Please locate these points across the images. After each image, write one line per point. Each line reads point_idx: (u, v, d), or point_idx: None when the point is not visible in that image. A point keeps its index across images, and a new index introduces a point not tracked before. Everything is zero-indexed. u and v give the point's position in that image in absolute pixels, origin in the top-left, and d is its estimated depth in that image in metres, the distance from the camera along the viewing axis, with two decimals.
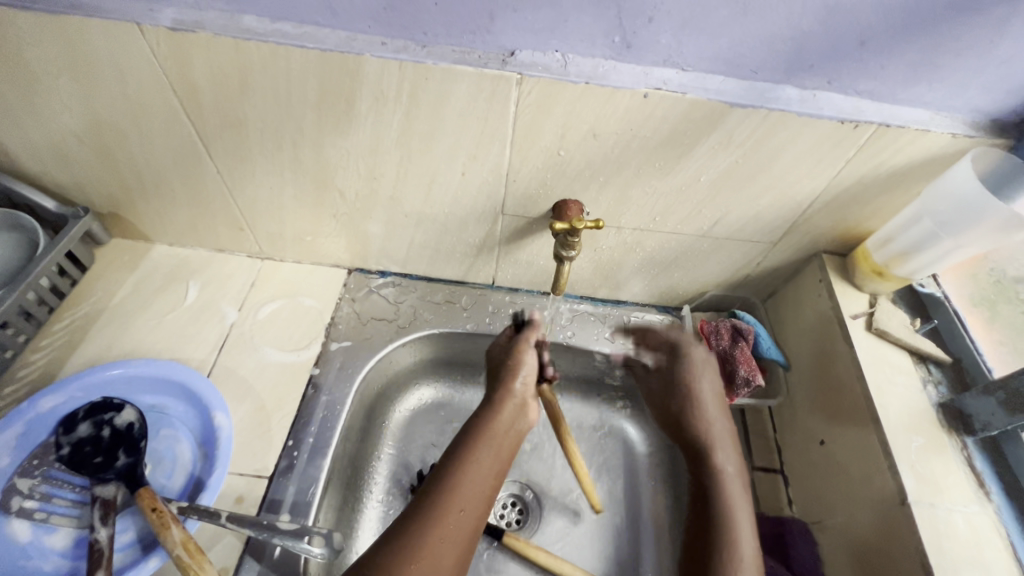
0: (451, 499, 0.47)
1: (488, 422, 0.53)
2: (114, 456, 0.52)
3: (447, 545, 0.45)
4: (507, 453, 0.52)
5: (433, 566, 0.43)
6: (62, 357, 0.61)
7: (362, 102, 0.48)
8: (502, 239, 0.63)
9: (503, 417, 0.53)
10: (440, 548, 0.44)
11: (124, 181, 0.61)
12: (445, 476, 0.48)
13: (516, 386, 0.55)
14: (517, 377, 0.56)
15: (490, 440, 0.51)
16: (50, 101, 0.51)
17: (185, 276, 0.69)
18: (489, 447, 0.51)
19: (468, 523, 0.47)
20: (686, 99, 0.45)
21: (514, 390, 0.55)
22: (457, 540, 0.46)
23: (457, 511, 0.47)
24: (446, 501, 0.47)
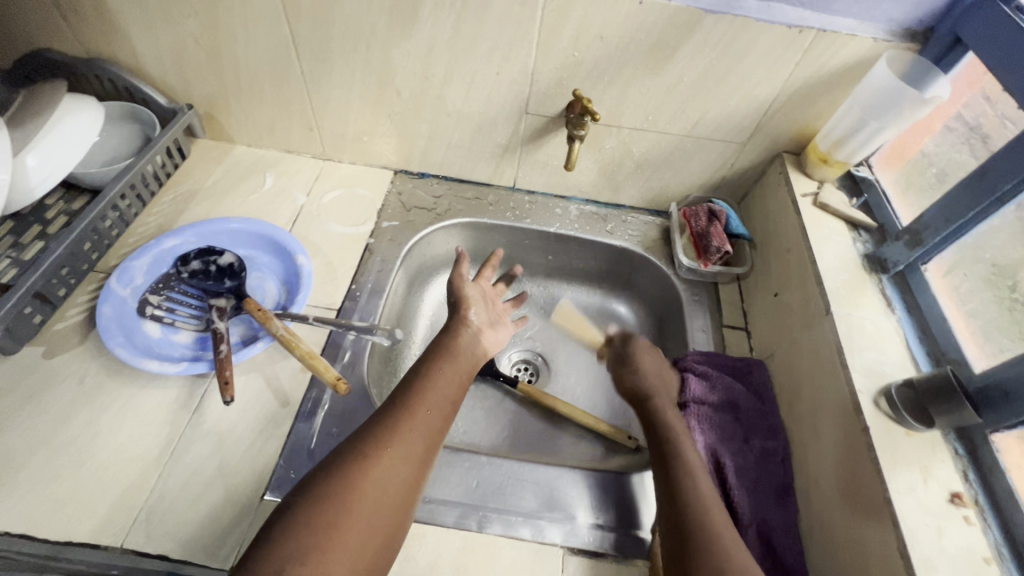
0: (419, 404, 0.53)
1: (450, 343, 0.63)
2: (222, 281, 0.66)
3: (417, 434, 0.51)
4: (468, 370, 0.61)
5: (406, 448, 0.49)
6: (171, 219, 0.76)
7: (424, 8, 0.63)
8: (525, 139, 0.78)
9: (464, 340, 0.64)
10: (411, 434, 0.50)
11: (223, 82, 0.76)
12: (414, 387, 0.55)
13: (470, 317, 0.68)
14: (472, 309, 0.69)
15: (453, 360, 0.61)
16: (181, 5, 0.66)
17: (262, 169, 0.84)
18: (453, 364, 0.60)
19: (434, 424, 0.53)
20: (670, 6, 0.60)
21: (470, 322, 0.68)
22: (426, 431, 0.51)
23: (425, 410, 0.53)
24: (415, 403, 0.53)
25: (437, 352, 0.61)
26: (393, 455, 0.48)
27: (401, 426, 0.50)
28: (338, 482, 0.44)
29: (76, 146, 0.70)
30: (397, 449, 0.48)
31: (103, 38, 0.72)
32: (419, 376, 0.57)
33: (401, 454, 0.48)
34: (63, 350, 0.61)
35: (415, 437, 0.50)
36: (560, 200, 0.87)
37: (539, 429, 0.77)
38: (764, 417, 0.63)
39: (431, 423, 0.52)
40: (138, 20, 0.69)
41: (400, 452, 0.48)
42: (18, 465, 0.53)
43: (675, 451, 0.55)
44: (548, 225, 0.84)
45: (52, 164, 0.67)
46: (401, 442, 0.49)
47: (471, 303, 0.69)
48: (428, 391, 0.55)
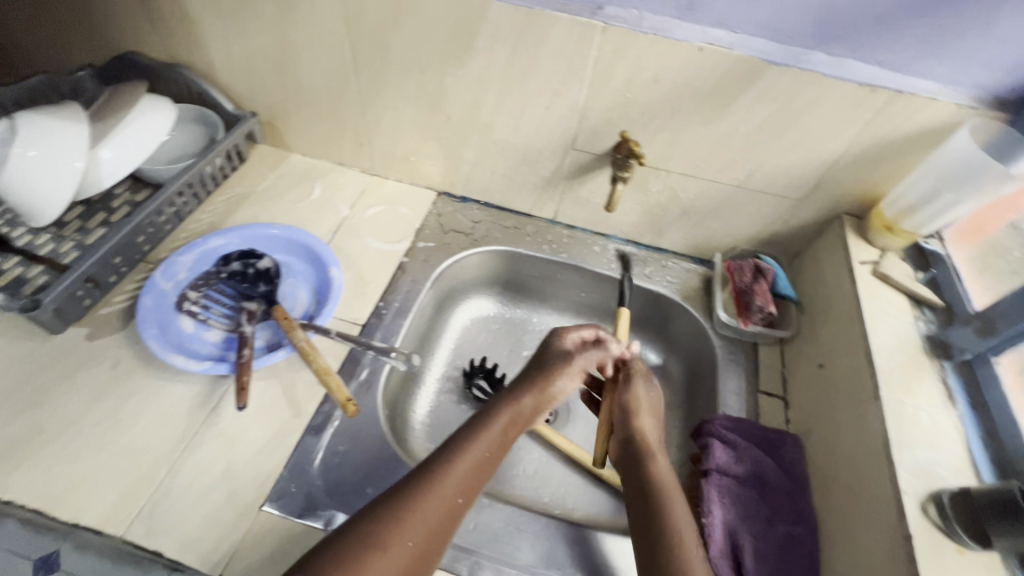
0: (439, 489, 0.47)
1: (505, 421, 0.55)
2: (257, 284, 0.69)
3: (421, 536, 0.44)
4: (501, 452, 0.54)
5: (403, 554, 0.43)
6: (222, 218, 0.79)
7: (480, 39, 0.63)
8: (569, 174, 0.77)
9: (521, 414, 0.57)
10: (415, 535, 0.44)
11: (287, 95, 0.80)
12: (425, 480, 0.47)
13: (552, 389, 0.59)
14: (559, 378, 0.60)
15: (495, 440, 0.54)
16: (256, 21, 0.70)
17: (312, 179, 0.87)
18: (490, 447, 0.53)
19: (448, 518, 0.46)
20: (731, 54, 0.57)
21: (548, 395, 0.59)
22: (432, 532, 0.45)
23: (436, 504, 0.46)
24: (421, 501, 0.46)
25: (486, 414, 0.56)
26: (386, 561, 0.42)
27: (399, 524, 0.44)
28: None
29: (131, 152, 0.73)
30: (395, 554, 0.42)
31: (185, 44, 0.77)
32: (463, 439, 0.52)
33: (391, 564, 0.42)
34: (104, 334, 0.64)
35: (415, 537, 0.44)
36: (600, 238, 0.85)
37: (549, 472, 0.74)
38: (792, 499, 0.58)
39: (443, 520, 0.46)
40: (218, 32, 0.73)
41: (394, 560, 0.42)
42: (44, 441, 0.56)
43: (665, 525, 0.50)
44: (585, 262, 0.82)
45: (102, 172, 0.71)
46: (392, 552, 0.42)
47: (564, 372, 0.60)
48: (447, 481, 0.48)
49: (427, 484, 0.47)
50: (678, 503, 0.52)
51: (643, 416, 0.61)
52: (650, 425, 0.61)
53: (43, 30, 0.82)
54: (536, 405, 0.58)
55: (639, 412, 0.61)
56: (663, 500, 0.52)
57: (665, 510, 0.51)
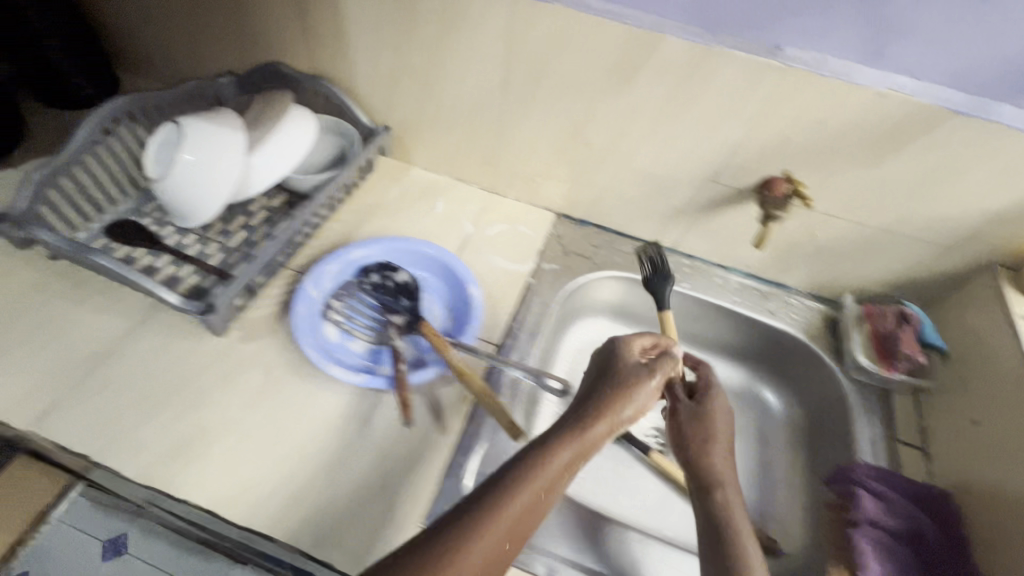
0: (497, 526, 0.42)
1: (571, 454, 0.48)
2: (399, 298, 0.69)
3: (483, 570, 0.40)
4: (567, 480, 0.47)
5: None
6: (352, 229, 0.81)
7: (645, 71, 0.64)
8: (702, 206, 0.77)
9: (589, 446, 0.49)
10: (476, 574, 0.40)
11: (424, 111, 0.81)
12: (484, 512, 0.42)
13: (622, 416, 0.51)
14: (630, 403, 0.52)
15: (562, 469, 0.47)
16: (414, 41, 0.72)
17: (435, 194, 0.88)
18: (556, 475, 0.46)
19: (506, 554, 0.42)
20: (915, 102, 0.56)
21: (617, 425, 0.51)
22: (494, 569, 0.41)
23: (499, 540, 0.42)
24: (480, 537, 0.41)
25: (560, 437, 0.48)
26: None
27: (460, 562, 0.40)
28: None
29: (273, 164, 0.75)
30: None
31: (333, 58, 0.79)
32: (534, 466, 0.46)
33: None
34: (255, 339, 0.66)
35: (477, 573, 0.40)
36: (719, 268, 0.84)
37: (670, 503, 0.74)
38: (952, 560, 0.56)
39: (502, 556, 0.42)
40: (370, 49, 0.75)
41: None
42: (209, 441, 0.58)
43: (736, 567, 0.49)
44: (706, 294, 0.82)
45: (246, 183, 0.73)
46: None
47: (635, 400, 0.52)
48: (508, 516, 0.43)
49: (489, 519, 0.42)
50: (745, 537, 0.51)
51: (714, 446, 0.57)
52: (718, 456, 0.57)
53: (192, 36, 0.85)
54: (606, 433, 0.50)
55: (715, 436, 0.58)
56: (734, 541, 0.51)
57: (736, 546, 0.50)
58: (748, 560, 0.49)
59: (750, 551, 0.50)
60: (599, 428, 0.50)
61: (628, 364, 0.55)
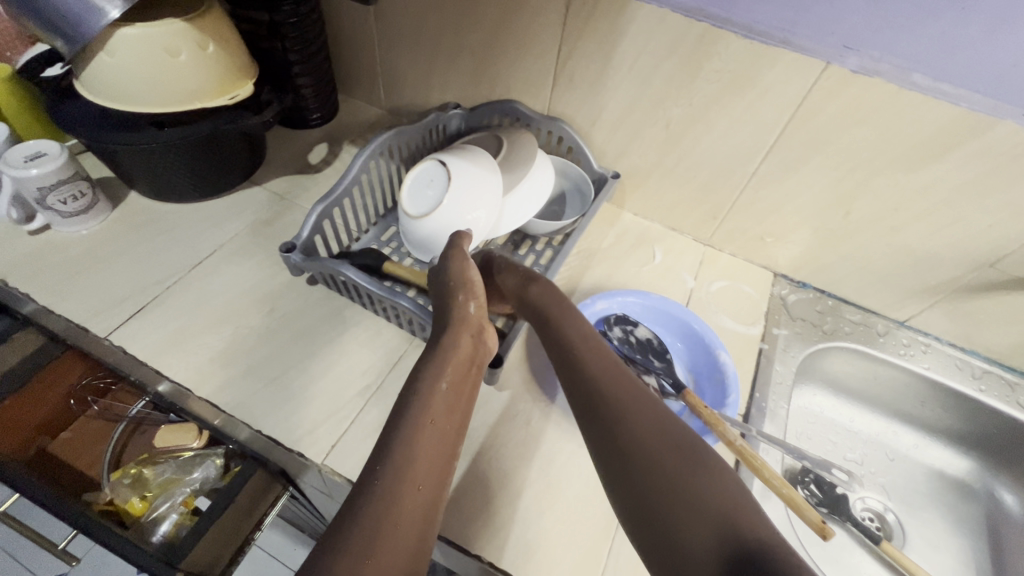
0: (429, 411, 0.50)
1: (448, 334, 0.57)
2: (647, 358, 0.70)
3: (429, 449, 0.48)
4: (463, 365, 0.55)
5: (422, 465, 0.47)
6: (577, 273, 0.81)
7: (958, 153, 0.60)
8: (964, 287, 0.72)
9: (466, 337, 0.57)
10: (428, 450, 0.48)
11: (659, 161, 0.80)
12: (420, 402, 0.51)
13: (469, 309, 0.59)
14: (472, 301, 0.60)
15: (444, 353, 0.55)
16: (682, 95, 0.70)
17: (649, 242, 0.87)
18: (459, 364, 0.55)
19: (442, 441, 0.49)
20: None
21: (467, 314, 0.59)
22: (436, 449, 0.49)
23: (438, 422, 0.50)
24: (423, 421, 0.49)
25: (434, 361, 0.54)
26: (414, 476, 0.46)
27: (413, 440, 0.48)
28: (376, 489, 0.44)
29: (519, 213, 0.75)
30: (417, 464, 0.47)
31: (579, 102, 0.79)
32: (417, 389, 0.51)
33: (418, 479, 0.46)
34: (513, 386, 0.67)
35: (429, 448, 0.48)
36: (957, 349, 0.79)
37: None
38: None
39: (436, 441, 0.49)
40: (628, 99, 0.75)
41: (421, 488, 0.46)
42: (489, 493, 0.58)
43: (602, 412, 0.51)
44: (946, 379, 0.77)
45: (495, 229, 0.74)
46: (415, 468, 0.46)
47: (472, 293, 0.61)
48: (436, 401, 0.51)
49: (423, 405, 0.51)
50: (621, 380, 0.53)
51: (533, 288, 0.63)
52: (574, 317, 0.60)
53: (429, 68, 0.87)
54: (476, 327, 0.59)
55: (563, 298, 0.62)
56: (608, 392, 0.52)
57: (597, 385, 0.53)
58: (652, 443, 0.47)
59: (656, 434, 0.48)
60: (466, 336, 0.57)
61: (456, 256, 0.64)
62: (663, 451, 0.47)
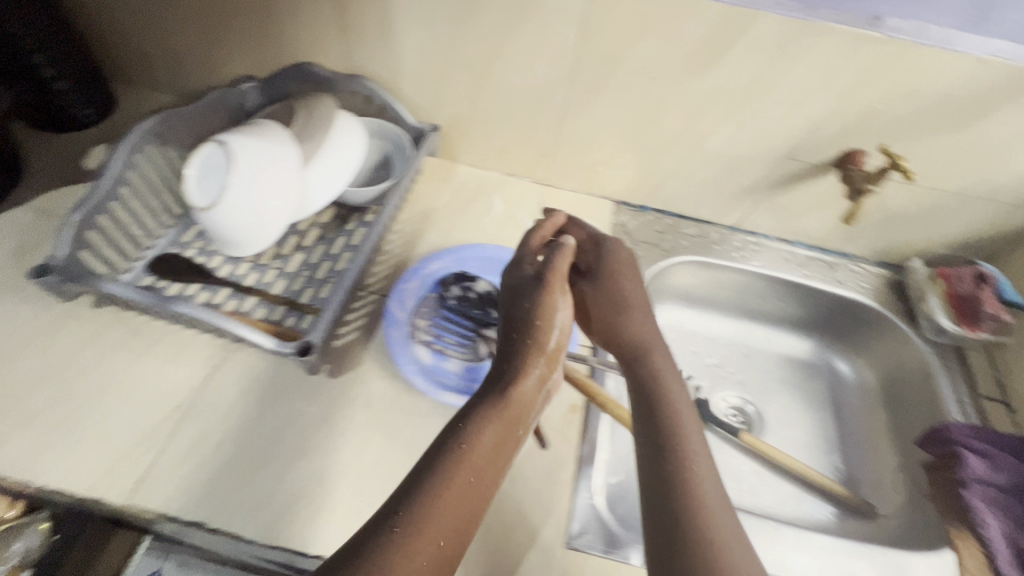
0: (469, 448, 0.42)
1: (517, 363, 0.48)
2: (487, 311, 0.67)
3: (468, 491, 0.40)
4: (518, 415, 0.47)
5: (453, 510, 0.39)
6: (413, 238, 0.76)
7: (733, 51, 0.61)
8: (774, 183, 0.76)
9: (526, 378, 0.48)
10: (459, 491, 0.40)
11: (475, 106, 0.76)
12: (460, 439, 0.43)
13: (552, 331, 0.51)
14: (562, 306, 0.53)
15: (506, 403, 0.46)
16: (472, 31, 0.66)
17: (487, 192, 0.84)
18: (525, 394, 0.47)
19: (485, 479, 0.42)
20: (1014, 67, 0.56)
21: (551, 329, 0.51)
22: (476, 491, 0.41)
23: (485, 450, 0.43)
24: (461, 453, 0.42)
25: (491, 402, 0.46)
26: (438, 517, 0.38)
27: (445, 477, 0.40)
28: (401, 537, 0.36)
29: (341, 169, 0.70)
30: (448, 502, 0.39)
31: (376, 55, 0.72)
32: (464, 426, 0.44)
33: (444, 518, 0.38)
34: (345, 371, 0.62)
35: (463, 485, 0.40)
36: (783, 243, 0.84)
37: (759, 477, 0.75)
38: None
39: (482, 481, 0.41)
40: (422, 43, 0.69)
41: (449, 532, 0.38)
42: (330, 487, 0.54)
43: (671, 426, 0.48)
44: (777, 271, 0.82)
45: (321, 191, 0.69)
46: (444, 510, 0.39)
47: (562, 308, 0.53)
48: (487, 439, 0.43)
49: (467, 440, 0.43)
50: (676, 391, 0.52)
51: (630, 304, 0.57)
52: (639, 320, 0.57)
53: (205, 40, 0.77)
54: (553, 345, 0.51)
55: (636, 303, 0.58)
56: (672, 409, 0.49)
57: (668, 402, 0.50)
58: (694, 460, 0.45)
59: (699, 461, 0.45)
60: (541, 372, 0.49)
61: (520, 276, 0.56)
62: (693, 457, 0.46)
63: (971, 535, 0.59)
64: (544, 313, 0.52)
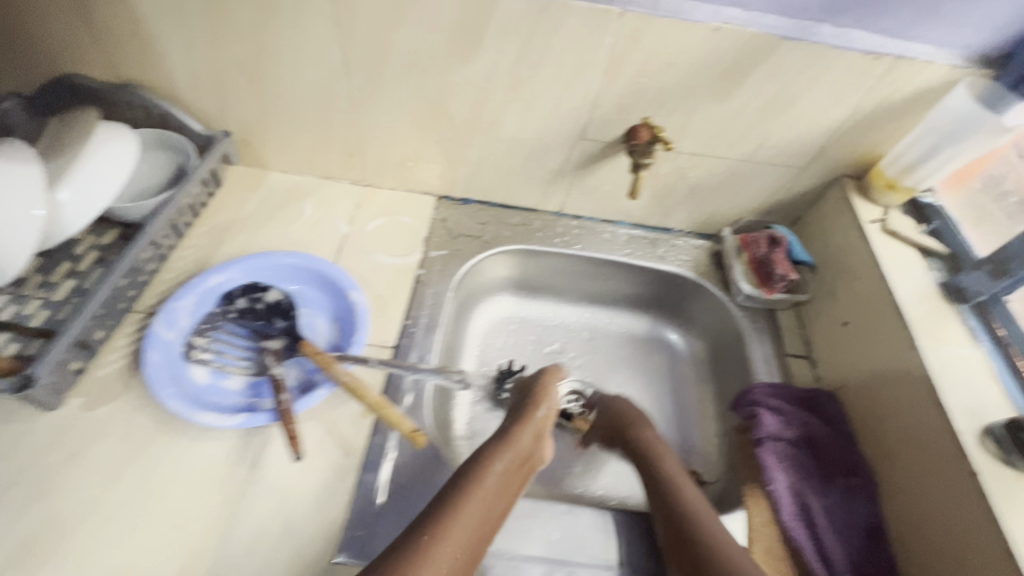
0: (482, 487, 0.47)
1: (516, 443, 0.54)
2: (273, 321, 0.64)
3: (468, 521, 0.44)
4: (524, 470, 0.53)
5: (462, 536, 0.43)
6: (208, 252, 0.72)
7: (489, 34, 0.60)
8: (577, 165, 0.76)
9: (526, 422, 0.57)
10: (470, 523, 0.44)
11: (264, 109, 0.73)
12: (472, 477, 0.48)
13: (539, 413, 0.59)
14: (540, 406, 0.60)
15: (507, 444, 0.53)
16: (228, 30, 0.63)
17: (300, 197, 0.80)
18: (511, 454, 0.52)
19: (489, 521, 0.46)
20: (747, 32, 0.58)
21: (533, 418, 0.58)
22: (479, 519, 0.45)
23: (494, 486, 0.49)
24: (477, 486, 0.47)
25: (499, 443, 0.53)
26: (451, 543, 0.42)
27: (460, 513, 0.44)
28: (413, 551, 0.40)
29: (110, 181, 0.65)
30: (460, 534, 0.43)
31: (140, 62, 0.68)
32: (475, 465, 0.50)
33: (454, 546, 0.42)
34: (104, 402, 0.57)
35: (475, 518, 0.45)
36: (607, 224, 0.85)
37: (587, 458, 0.75)
38: (845, 452, 0.61)
39: (487, 514, 0.46)
40: (182, 46, 0.65)
41: (458, 549, 0.42)
42: (69, 532, 0.49)
43: (677, 492, 0.56)
44: (599, 252, 0.82)
45: (87, 206, 0.63)
46: (457, 527, 0.43)
47: (550, 403, 0.61)
48: (505, 488, 0.50)
49: (498, 486, 0.49)
50: (686, 484, 0.57)
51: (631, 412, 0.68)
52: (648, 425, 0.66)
53: None
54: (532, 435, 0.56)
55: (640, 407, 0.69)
56: (673, 479, 0.58)
57: (679, 486, 0.57)
58: (707, 519, 0.52)
59: (714, 520, 0.52)
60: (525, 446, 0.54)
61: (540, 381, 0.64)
62: (709, 516, 0.53)
63: (761, 492, 0.60)
64: (528, 411, 0.59)
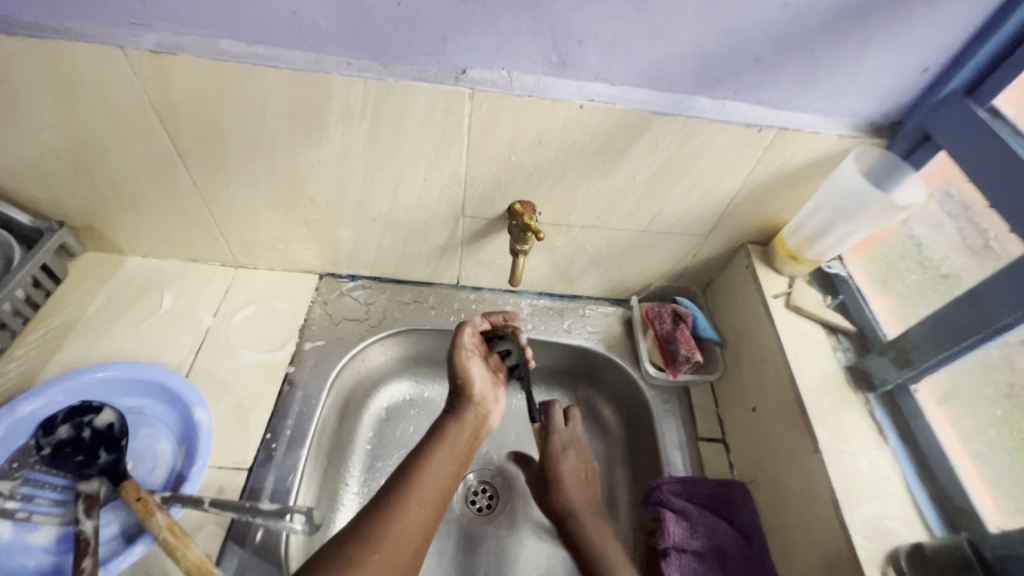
0: (416, 491, 0.52)
1: (450, 430, 0.59)
2: (95, 454, 0.54)
3: (404, 528, 0.49)
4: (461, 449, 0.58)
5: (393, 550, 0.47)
6: (37, 364, 0.62)
7: (331, 116, 0.53)
8: (464, 240, 0.69)
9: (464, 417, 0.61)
10: (399, 535, 0.48)
11: (100, 196, 0.64)
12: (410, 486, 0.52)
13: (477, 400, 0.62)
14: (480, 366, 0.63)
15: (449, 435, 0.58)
16: (32, 119, 0.54)
17: (159, 285, 0.71)
18: (448, 447, 0.57)
19: (426, 515, 0.51)
20: (615, 109, 0.52)
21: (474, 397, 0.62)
22: (414, 527, 0.50)
23: (415, 507, 0.51)
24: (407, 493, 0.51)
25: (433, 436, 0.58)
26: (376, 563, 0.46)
27: (390, 526, 0.48)
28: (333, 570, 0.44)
29: None
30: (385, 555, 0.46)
31: None
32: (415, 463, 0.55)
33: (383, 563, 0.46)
34: None
35: (404, 530, 0.49)
36: (510, 295, 0.78)
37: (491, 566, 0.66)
38: (755, 563, 0.55)
39: (422, 520, 0.51)
40: None
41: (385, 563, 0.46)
42: None
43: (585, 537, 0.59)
44: None
45: None
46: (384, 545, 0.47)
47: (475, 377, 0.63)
48: (436, 480, 0.54)
49: (426, 487, 0.53)
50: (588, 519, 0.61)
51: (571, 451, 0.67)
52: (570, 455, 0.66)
53: None
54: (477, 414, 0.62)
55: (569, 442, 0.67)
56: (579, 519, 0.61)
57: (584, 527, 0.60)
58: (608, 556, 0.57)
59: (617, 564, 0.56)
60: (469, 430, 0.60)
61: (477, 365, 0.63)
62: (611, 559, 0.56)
63: None
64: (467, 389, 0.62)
